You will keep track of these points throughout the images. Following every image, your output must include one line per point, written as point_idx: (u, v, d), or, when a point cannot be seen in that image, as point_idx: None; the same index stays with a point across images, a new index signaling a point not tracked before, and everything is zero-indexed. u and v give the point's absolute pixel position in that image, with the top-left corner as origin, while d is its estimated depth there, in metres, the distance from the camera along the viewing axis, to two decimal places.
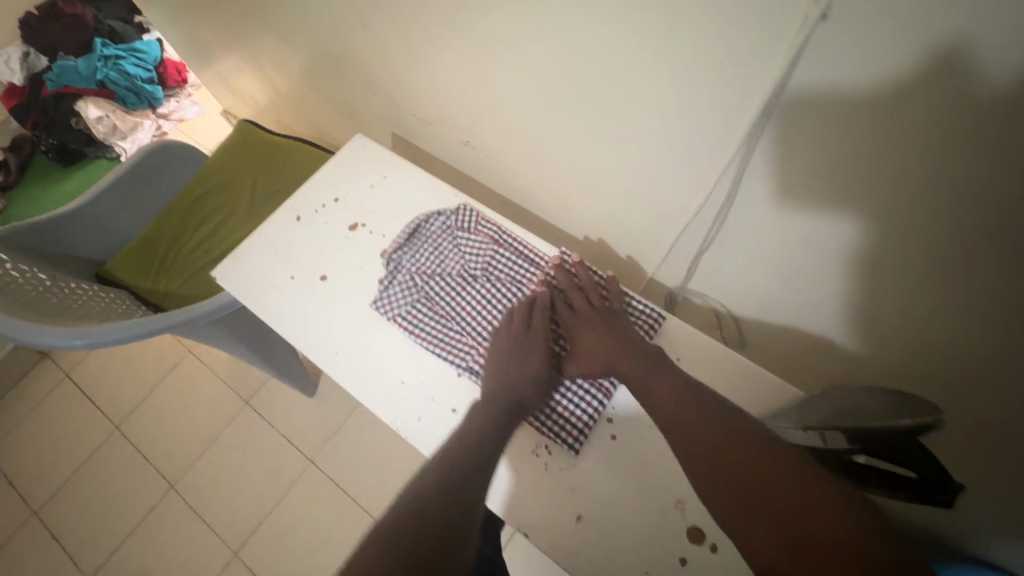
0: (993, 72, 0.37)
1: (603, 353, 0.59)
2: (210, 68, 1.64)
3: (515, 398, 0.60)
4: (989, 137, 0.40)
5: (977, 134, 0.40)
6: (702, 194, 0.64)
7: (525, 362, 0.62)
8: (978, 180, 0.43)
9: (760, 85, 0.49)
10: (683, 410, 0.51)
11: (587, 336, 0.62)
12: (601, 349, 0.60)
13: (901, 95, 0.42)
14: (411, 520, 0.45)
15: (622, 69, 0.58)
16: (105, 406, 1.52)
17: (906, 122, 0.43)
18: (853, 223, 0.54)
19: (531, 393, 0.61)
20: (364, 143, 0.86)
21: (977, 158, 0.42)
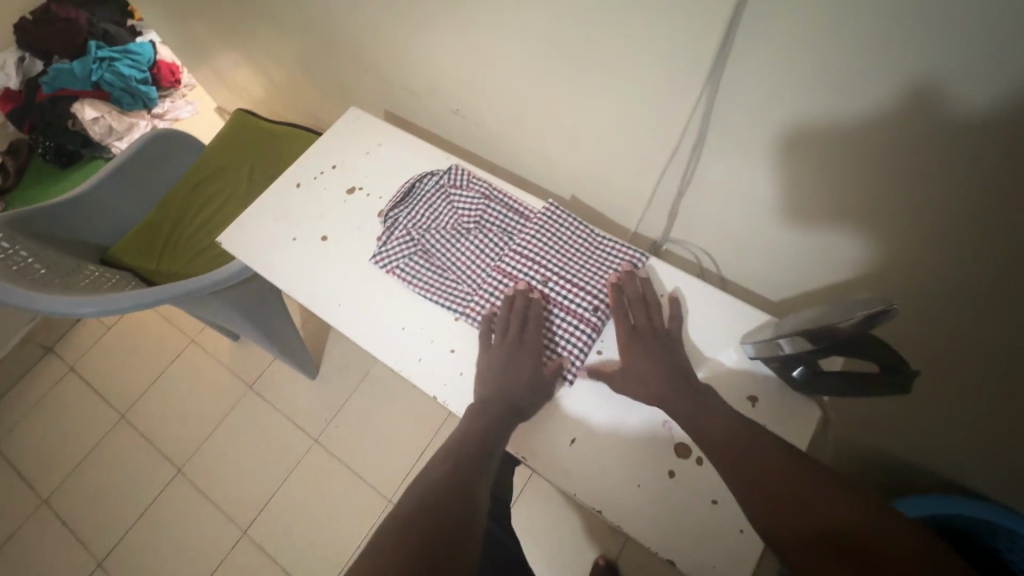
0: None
1: (655, 380, 0.61)
2: (203, 64, 1.68)
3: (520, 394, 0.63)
4: (921, 41, 0.44)
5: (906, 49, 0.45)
6: (675, 139, 0.68)
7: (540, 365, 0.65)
8: (916, 85, 0.47)
9: (715, 19, 0.53)
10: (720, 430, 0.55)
11: (638, 353, 0.63)
12: (653, 376, 0.61)
13: (838, 20, 0.47)
14: (432, 505, 0.49)
15: (591, 22, 0.62)
16: (111, 396, 1.55)
17: (848, 40, 0.47)
18: (813, 147, 0.58)
19: (535, 387, 0.64)
20: (358, 114, 0.90)
21: (907, 65, 0.46)
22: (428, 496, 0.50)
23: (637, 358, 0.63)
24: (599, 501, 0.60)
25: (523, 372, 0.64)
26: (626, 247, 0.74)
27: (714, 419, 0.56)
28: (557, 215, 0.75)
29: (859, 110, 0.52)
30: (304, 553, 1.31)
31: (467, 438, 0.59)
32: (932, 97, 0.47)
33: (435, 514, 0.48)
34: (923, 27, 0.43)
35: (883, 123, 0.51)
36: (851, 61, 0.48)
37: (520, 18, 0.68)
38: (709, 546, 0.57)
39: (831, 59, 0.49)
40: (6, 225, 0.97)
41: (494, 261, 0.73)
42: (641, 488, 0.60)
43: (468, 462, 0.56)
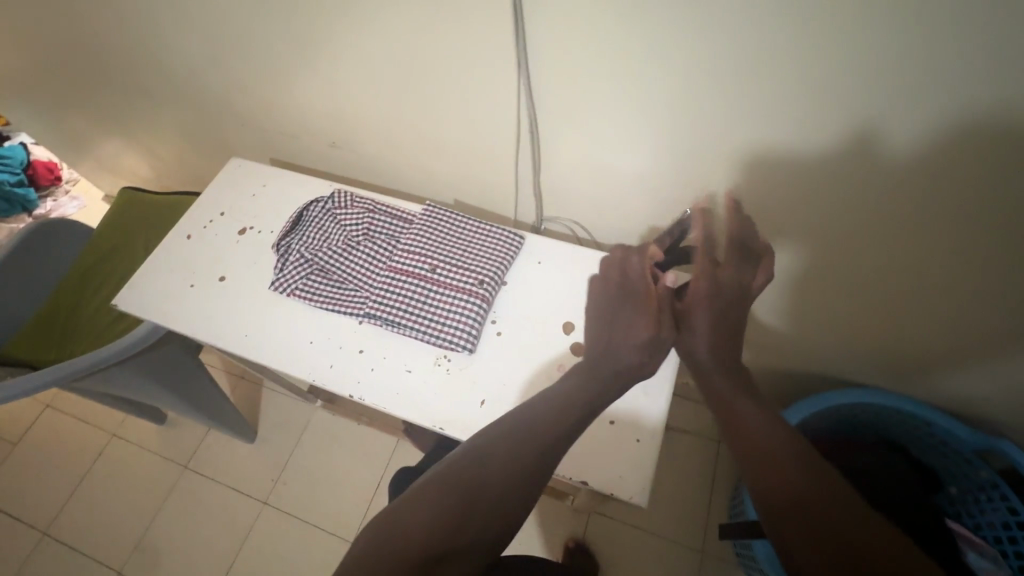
0: None
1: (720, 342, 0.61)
2: (81, 154, 1.65)
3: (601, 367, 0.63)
4: (647, 9, 0.57)
5: (640, 20, 0.58)
6: (514, 127, 0.79)
7: (629, 330, 0.64)
8: (659, 45, 0.60)
9: (505, 18, 0.64)
10: (758, 422, 0.53)
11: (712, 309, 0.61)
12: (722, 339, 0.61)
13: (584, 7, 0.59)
14: (448, 501, 0.47)
15: (418, 40, 0.72)
16: (28, 515, 1.43)
17: (601, 17, 0.60)
18: (616, 110, 0.70)
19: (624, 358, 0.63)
20: (239, 162, 0.96)
21: (647, 28, 0.59)
22: (457, 483, 0.49)
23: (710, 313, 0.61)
24: None
25: (632, 331, 0.64)
26: (504, 229, 0.83)
27: (754, 412, 0.54)
28: (436, 214, 0.83)
29: (633, 74, 0.65)
30: None
31: (533, 429, 0.55)
32: (673, 51, 0.60)
33: (443, 514, 0.46)
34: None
35: (651, 80, 0.64)
36: (609, 33, 0.61)
37: (363, 46, 0.77)
38: None
39: (597, 34, 0.62)
40: None
41: (384, 264, 0.79)
42: None
43: (525, 460, 0.51)
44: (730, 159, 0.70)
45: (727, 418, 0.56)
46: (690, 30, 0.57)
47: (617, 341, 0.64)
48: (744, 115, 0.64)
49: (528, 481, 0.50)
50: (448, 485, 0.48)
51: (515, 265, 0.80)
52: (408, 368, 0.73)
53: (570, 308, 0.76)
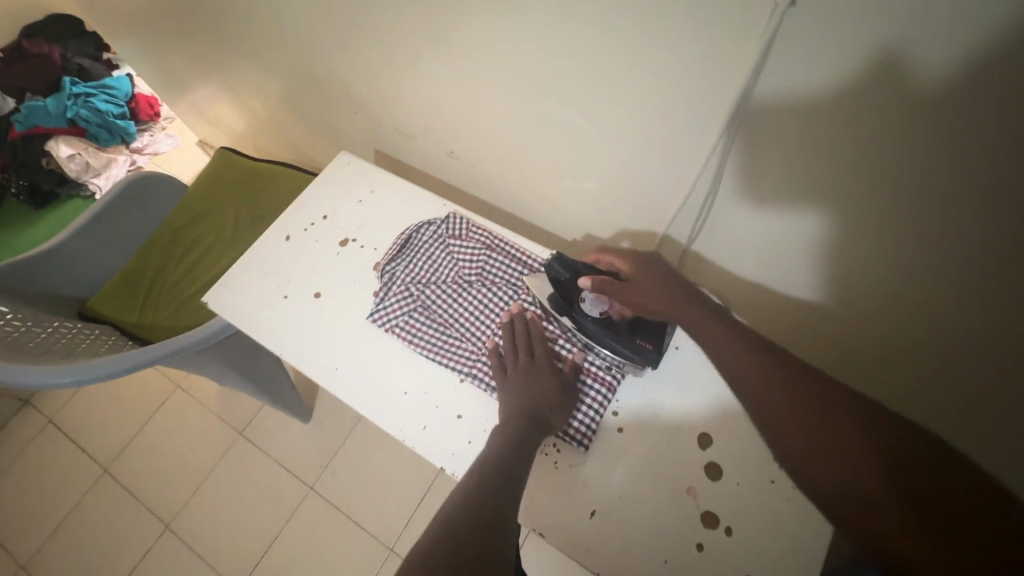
0: (924, 49, 0.41)
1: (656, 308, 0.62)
2: (183, 99, 1.62)
3: (534, 425, 0.58)
4: (953, 98, 0.43)
5: (927, 109, 0.44)
6: (686, 183, 0.67)
7: (543, 389, 0.61)
8: (939, 141, 0.46)
9: (734, 70, 0.51)
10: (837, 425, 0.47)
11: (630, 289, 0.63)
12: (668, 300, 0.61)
13: (847, 77, 0.46)
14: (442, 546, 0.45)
15: (598, 69, 0.61)
16: (93, 449, 1.48)
17: (870, 91, 0.46)
18: (834, 196, 0.57)
19: (549, 411, 0.60)
20: (349, 158, 0.87)
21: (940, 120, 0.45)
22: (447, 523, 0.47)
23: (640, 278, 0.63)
24: None
25: (539, 389, 0.61)
26: None
27: (847, 420, 0.47)
28: None
29: (880, 169, 0.51)
30: None
31: (488, 459, 0.54)
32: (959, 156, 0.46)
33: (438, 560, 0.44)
34: (956, 80, 0.42)
35: (906, 179, 0.50)
36: (873, 111, 0.47)
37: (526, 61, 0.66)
38: None
39: (856, 108, 0.48)
40: None
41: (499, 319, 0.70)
42: (667, 564, 0.57)
43: (483, 491, 0.51)
44: (967, 290, 0.55)
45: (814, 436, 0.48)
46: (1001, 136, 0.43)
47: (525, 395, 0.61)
48: (1019, 253, 0.48)
49: (486, 503, 0.49)
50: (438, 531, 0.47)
51: None
52: None
53: (711, 417, 0.64)
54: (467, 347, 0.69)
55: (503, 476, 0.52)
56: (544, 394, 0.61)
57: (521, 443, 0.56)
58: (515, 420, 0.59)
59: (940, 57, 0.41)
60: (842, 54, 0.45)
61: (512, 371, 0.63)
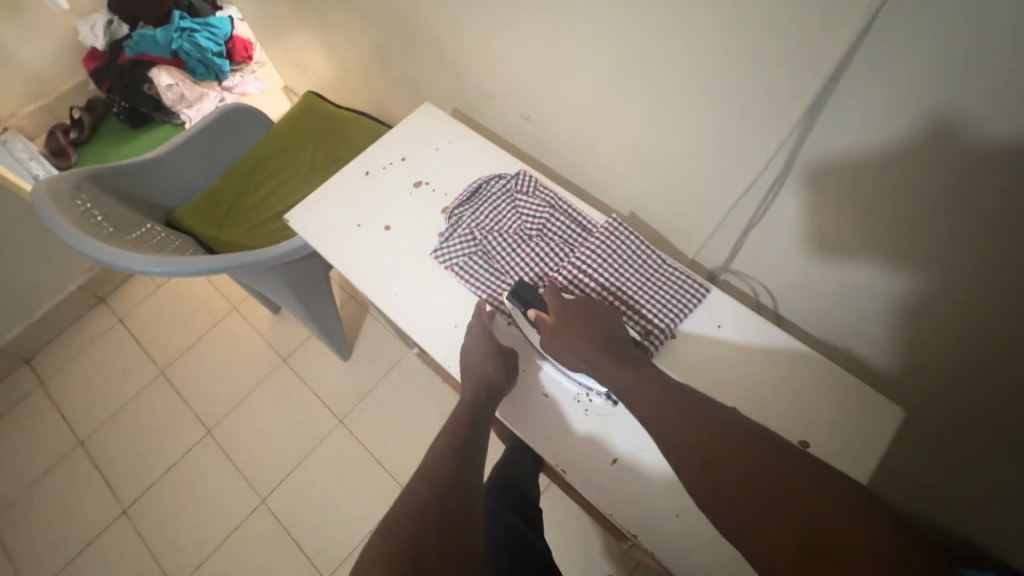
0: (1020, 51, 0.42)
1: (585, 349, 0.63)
2: (278, 45, 1.72)
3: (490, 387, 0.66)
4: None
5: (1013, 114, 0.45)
6: (751, 172, 0.69)
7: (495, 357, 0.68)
8: (1013, 150, 0.47)
9: (822, 55, 0.53)
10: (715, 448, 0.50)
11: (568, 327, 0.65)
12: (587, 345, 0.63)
13: (937, 73, 0.47)
14: (417, 510, 0.54)
15: (685, 46, 0.63)
16: (153, 352, 1.62)
17: (950, 89, 0.47)
18: (898, 201, 0.58)
19: (504, 376, 0.67)
20: (431, 110, 0.92)
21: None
22: (424, 492, 0.56)
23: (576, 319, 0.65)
24: (634, 523, 0.61)
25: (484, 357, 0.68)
26: (689, 275, 0.75)
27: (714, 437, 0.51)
28: (620, 231, 0.76)
29: (951, 173, 0.52)
30: (316, 528, 1.34)
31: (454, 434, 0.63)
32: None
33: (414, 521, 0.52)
34: None
35: (977, 184, 0.51)
36: (949, 109, 0.48)
37: (615, 34, 0.69)
38: (728, 572, 0.58)
39: (934, 105, 0.49)
40: (84, 179, 1.04)
41: (549, 270, 0.75)
42: (679, 518, 0.60)
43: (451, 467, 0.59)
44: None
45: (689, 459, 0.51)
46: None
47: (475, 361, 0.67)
48: None
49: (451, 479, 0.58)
50: (415, 497, 0.55)
51: (687, 321, 0.73)
52: (545, 393, 0.69)
53: (739, 394, 0.68)
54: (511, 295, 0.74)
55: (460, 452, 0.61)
56: (492, 361, 0.68)
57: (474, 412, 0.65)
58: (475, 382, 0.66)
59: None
60: (939, 49, 0.46)
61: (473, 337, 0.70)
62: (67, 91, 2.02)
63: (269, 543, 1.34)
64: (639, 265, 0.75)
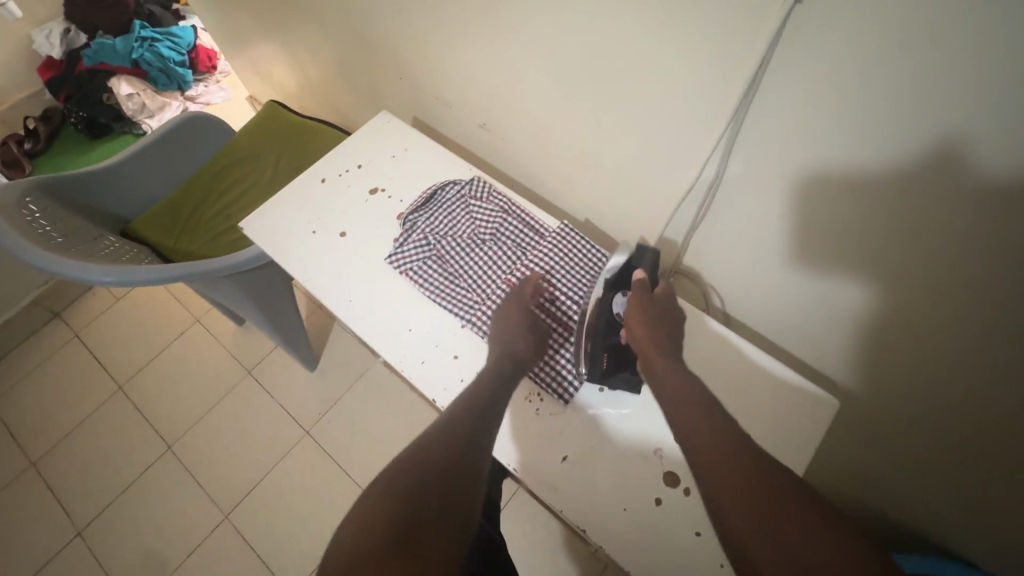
0: (914, 56, 0.46)
1: (644, 332, 0.64)
2: (241, 54, 1.71)
3: (514, 367, 0.66)
4: (927, 102, 0.47)
5: (913, 113, 0.49)
6: (693, 174, 0.72)
7: (524, 338, 0.68)
8: (912, 145, 0.51)
9: (747, 61, 0.56)
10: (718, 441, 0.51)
11: (641, 311, 0.66)
12: (655, 332, 0.64)
13: (846, 77, 0.51)
14: (412, 482, 0.50)
15: (624, 53, 0.66)
16: (111, 367, 1.57)
17: (857, 94, 0.51)
18: (824, 197, 0.61)
19: (527, 359, 0.67)
20: (388, 118, 0.93)
21: (927, 125, 0.49)
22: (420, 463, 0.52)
23: (658, 310, 0.66)
24: (585, 519, 0.62)
25: (516, 338, 0.68)
26: None
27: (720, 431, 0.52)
28: (571, 236, 0.78)
29: (864, 170, 0.56)
30: (283, 543, 1.32)
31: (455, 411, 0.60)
32: (937, 159, 0.50)
33: (406, 490, 0.49)
34: (936, 88, 0.46)
35: (891, 179, 0.54)
36: (857, 113, 0.52)
37: (561, 41, 0.72)
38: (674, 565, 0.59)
39: (845, 111, 0.53)
40: (32, 188, 1.01)
41: (507, 274, 0.76)
42: (627, 512, 0.62)
43: (452, 437, 0.56)
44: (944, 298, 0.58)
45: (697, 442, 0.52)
46: (965, 145, 0.47)
47: (507, 339, 0.68)
48: (1000, 265, 0.52)
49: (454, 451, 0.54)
50: (407, 468, 0.51)
51: None
52: None
53: None
54: (471, 298, 0.75)
55: (469, 423, 0.58)
56: (524, 340, 0.68)
57: (492, 390, 0.62)
58: (498, 362, 0.65)
59: (921, 66, 0.46)
60: (845, 51, 0.49)
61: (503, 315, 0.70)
62: (20, 101, 1.97)
63: (233, 560, 1.30)
64: (593, 269, 0.77)
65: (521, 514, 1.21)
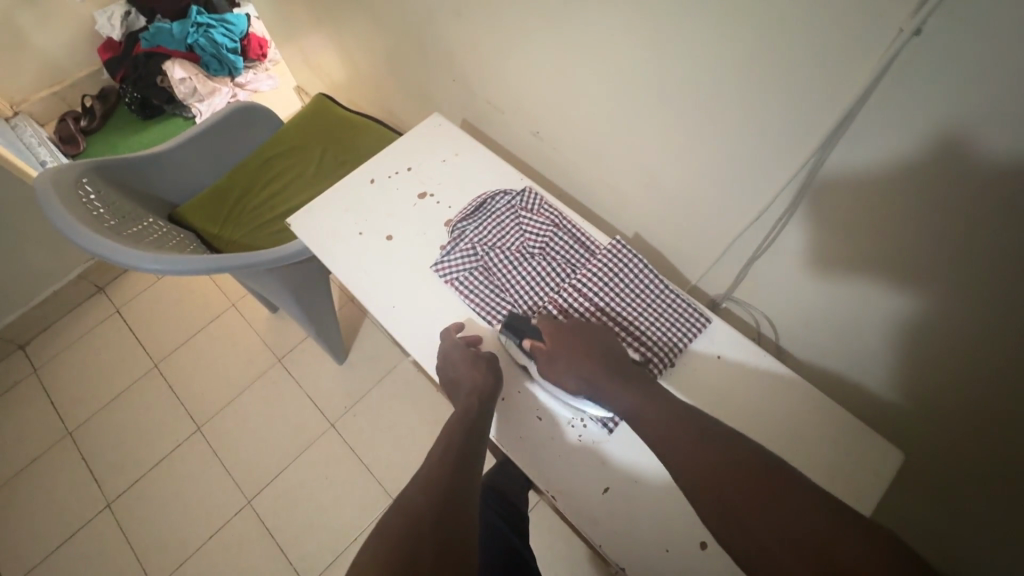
0: None
1: (584, 370, 0.63)
2: (292, 44, 1.73)
3: (480, 398, 0.64)
4: None
5: None
6: (762, 205, 0.68)
7: (480, 367, 0.67)
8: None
9: (842, 90, 0.52)
10: (708, 457, 0.51)
11: (565, 359, 0.64)
12: (584, 372, 0.62)
13: (955, 118, 0.47)
14: (409, 519, 0.49)
15: (699, 73, 0.63)
16: (148, 344, 1.61)
17: (967, 140, 0.47)
18: (912, 239, 0.57)
19: (490, 390, 0.66)
20: (441, 121, 0.92)
21: None
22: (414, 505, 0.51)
23: (579, 350, 0.64)
24: (623, 556, 0.60)
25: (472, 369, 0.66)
26: (693, 305, 0.73)
27: (702, 450, 0.52)
28: (623, 254, 0.74)
29: (965, 217, 0.51)
30: (301, 534, 1.32)
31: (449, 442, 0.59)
32: None
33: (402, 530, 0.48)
34: None
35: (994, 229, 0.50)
36: (964, 162, 0.48)
37: (630, 55, 0.69)
38: None
39: (948, 157, 0.49)
40: (90, 169, 1.04)
41: (548, 292, 0.74)
42: (669, 553, 0.59)
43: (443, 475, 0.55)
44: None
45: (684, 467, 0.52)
46: None
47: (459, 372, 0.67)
48: None
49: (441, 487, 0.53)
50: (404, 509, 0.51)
51: (687, 348, 0.72)
52: (538, 416, 0.68)
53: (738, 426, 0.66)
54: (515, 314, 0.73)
55: (458, 456, 0.57)
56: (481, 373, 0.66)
57: (468, 421, 0.62)
58: (469, 395, 0.64)
59: None
60: (960, 92, 0.45)
61: (459, 347, 0.69)
62: (80, 79, 2.03)
63: (253, 546, 1.32)
64: (643, 292, 0.74)
65: (543, 528, 1.18)
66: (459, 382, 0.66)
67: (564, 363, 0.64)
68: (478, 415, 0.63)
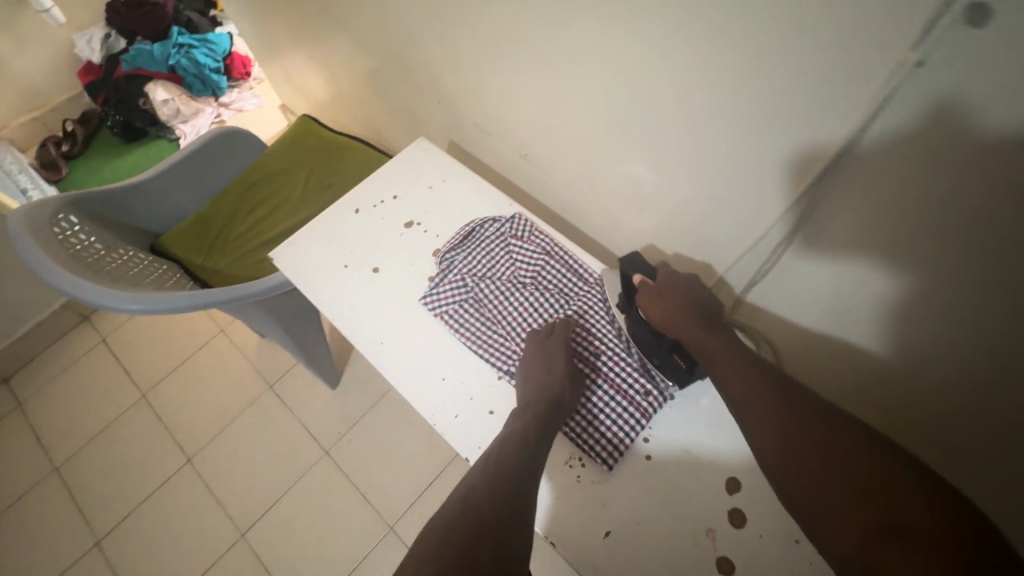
0: None
1: (677, 320, 0.63)
2: (275, 64, 1.70)
3: (551, 405, 0.62)
4: None
5: None
6: (761, 231, 0.67)
7: (553, 372, 0.65)
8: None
9: (842, 119, 0.51)
10: (794, 431, 0.52)
11: (664, 306, 0.64)
12: (682, 323, 0.62)
13: (961, 147, 0.45)
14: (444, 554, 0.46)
15: (692, 100, 0.61)
16: (136, 374, 1.57)
17: (973, 171, 0.45)
18: (917, 268, 0.55)
19: (562, 398, 0.63)
20: (425, 145, 0.90)
21: None
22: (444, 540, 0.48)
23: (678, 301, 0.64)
24: None
25: (546, 371, 0.65)
26: None
27: (791, 423, 0.53)
28: None
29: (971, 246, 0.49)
30: (295, 568, 1.29)
31: (505, 458, 0.56)
32: None
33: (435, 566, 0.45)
34: None
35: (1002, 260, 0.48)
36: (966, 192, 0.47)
37: (621, 80, 0.67)
38: None
39: (954, 187, 0.47)
40: (68, 204, 1.01)
41: (545, 322, 0.72)
42: None
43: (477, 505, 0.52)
44: None
45: (769, 437, 0.53)
46: None
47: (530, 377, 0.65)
48: None
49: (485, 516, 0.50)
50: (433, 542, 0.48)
51: None
52: None
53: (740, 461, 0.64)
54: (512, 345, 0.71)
55: (515, 477, 0.54)
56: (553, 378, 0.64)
57: (537, 431, 0.59)
58: (536, 402, 0.62)
59: None
60: (965, 122, 0.43)
61: (531, 352, 0.67)
62: (61, 104, 2.00)
63: None
64: None
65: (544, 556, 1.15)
66: (529, 387, 0.64)
67: (665, 304, 0.64)
68: (546, 426, 0.60)
